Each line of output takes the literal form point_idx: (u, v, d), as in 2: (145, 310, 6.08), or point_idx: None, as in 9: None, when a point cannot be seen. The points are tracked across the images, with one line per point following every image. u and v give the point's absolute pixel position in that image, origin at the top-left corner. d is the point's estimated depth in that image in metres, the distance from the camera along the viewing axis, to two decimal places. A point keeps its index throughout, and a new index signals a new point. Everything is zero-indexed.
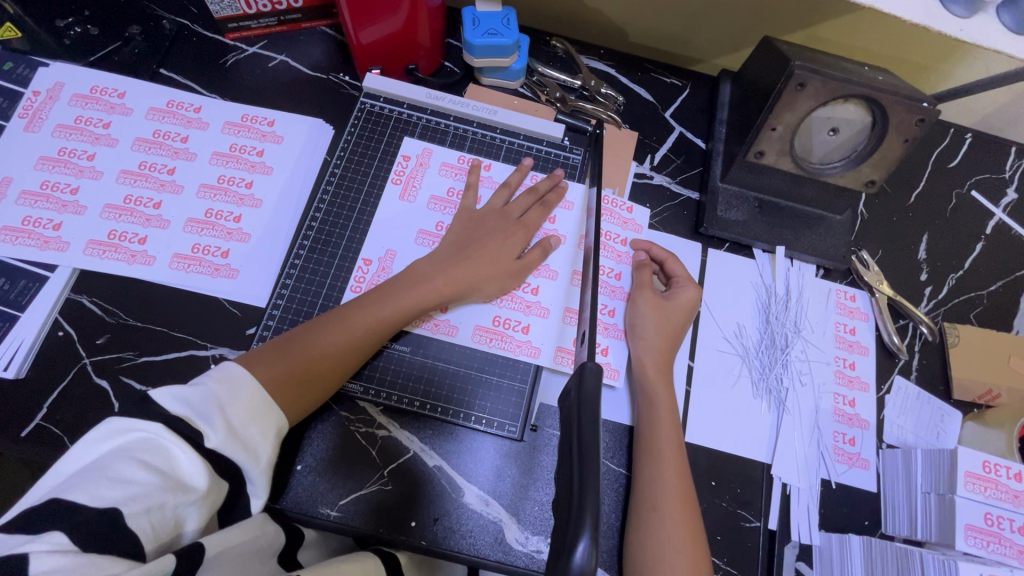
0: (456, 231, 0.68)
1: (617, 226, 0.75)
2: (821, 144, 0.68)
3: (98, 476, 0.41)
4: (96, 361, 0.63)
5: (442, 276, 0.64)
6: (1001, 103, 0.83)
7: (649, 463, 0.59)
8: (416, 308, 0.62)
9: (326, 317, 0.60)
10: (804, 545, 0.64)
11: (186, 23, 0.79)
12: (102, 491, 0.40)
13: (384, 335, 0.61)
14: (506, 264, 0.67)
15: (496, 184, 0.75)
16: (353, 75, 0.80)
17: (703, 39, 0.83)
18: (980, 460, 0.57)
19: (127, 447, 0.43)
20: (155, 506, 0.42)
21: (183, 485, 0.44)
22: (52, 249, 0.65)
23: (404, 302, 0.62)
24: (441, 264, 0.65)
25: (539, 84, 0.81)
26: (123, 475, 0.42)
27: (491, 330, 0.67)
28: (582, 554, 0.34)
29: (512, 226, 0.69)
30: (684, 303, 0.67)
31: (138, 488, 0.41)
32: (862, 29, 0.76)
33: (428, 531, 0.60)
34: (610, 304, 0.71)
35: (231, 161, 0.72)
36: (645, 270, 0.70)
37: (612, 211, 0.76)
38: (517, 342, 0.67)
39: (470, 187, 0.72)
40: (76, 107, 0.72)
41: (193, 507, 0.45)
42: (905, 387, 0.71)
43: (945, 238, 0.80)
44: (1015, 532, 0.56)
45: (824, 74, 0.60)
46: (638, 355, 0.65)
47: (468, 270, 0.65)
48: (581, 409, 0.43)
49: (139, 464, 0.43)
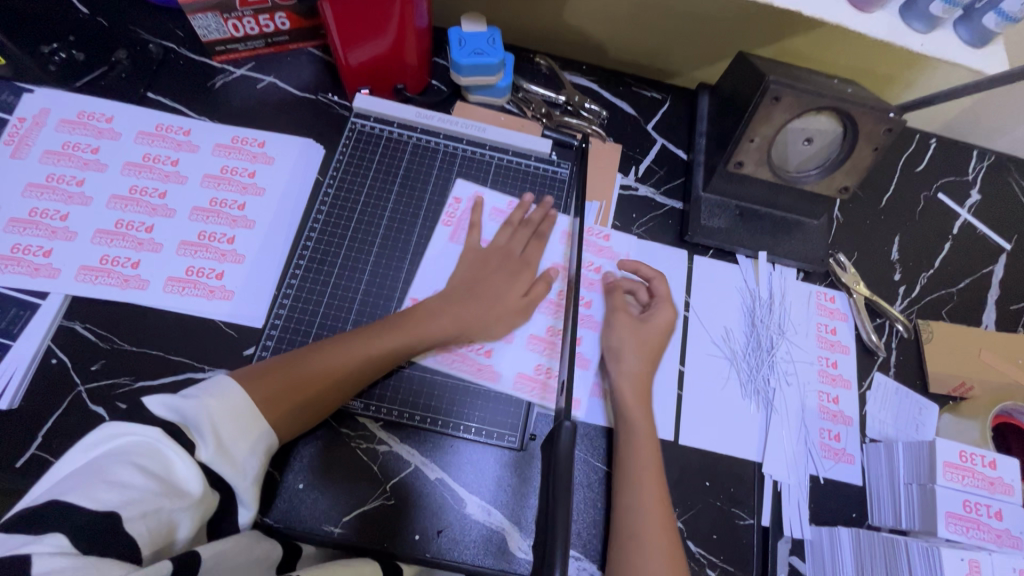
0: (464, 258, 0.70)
1: (592, 254, 0.77)
2: (796, 152, 0.72)
3: (97, 480, 0.42)
4: (91, 387, 0.62)
5: (449, 315, 0.65)
6: (960, 110, 0.88)
7: (629, 491, 0.60)
8: (417, 342, 0.63)
9: (335, 339, 0.62)
10: (796, 540, 0.66)
11: (173, 47, 0.80)
12: (101, 494, 0.41)
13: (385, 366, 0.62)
14: (504, 283, 0.69)
15: (500, 215, 0.76)
16: (342, 95, 0.81)
17: (681, 54, 0.86)
18: (957, 449, 0.60)
19: (125, 451, 0.44)
20: (152, 511, 0.42)
21: (178, 490, 0.44)
22: (43, 276, 0.65)
23: (409, 337, 0.63)
24: (451, 300, 0.66)
25: (524, 100, 0.83)
26: (121, 478, 0.42)
27: (456, 354, 0.68)
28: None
29: (513, 254, 0.71)
30: (661, 323, 0.68)
31: (135, 492, 0.42)
32: (831, 44, 0.80)
33: (432, 544, 0.61)
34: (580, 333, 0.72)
35: (223, 182, 0.73)
36: (617, 294, 0.72)
37: (589, 240, 0.77)
38: (477, 364, 0.68)
39: (475, 226, 0.73)
40: (63, 132, 0.72)
41: (187, 513, 0.45)
42: (885, 382, 0.75)
43: (916, 239, 0.84)
44: (992, 517, 0.59)
45: (797, 88, 0.63)
46: (618, 380, 0.66)
47: (474, 308, 0.66)
48: (556, 476, 0.43)
49: (136, 468, 0.43)
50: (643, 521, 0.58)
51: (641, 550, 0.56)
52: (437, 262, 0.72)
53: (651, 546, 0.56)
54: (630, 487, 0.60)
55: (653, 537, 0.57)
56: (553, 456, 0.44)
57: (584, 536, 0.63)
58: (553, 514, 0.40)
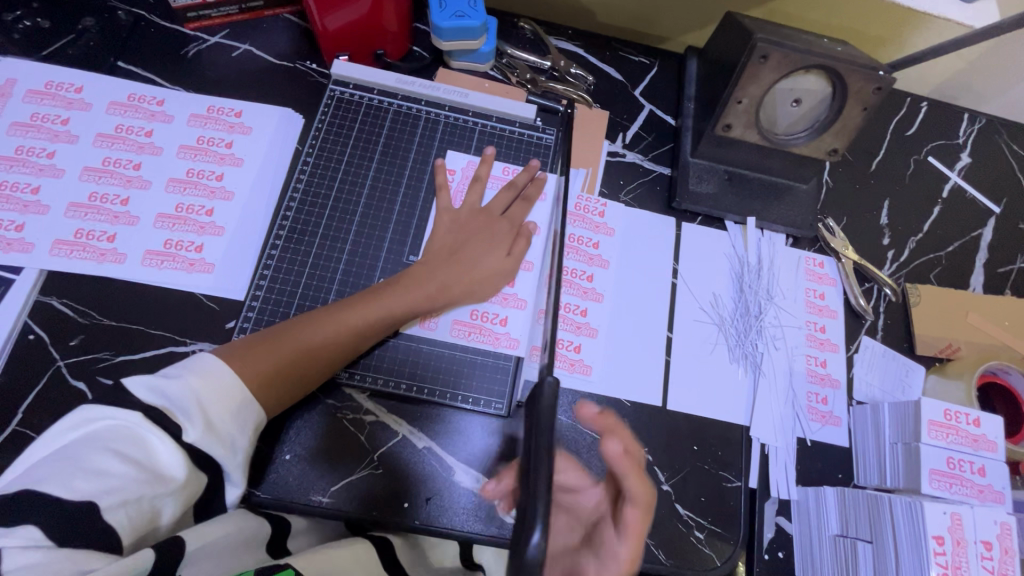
0: (445, 227, 0.69)
1: (588, 231, 0.75)
2: (785, 115, 0.70)
3: (75, 468, 0.42)
4: (72, 362, 0.61)
5: (434, 283, 0.64)
6: (953, 71, 0.86)
7: None
8: (405, 311, 0.63)
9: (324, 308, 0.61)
10: (783, 500, 0.67)
11: (143, 14, 0.77)
12: (78, 483, 0.41)
13: (373, 335, 0.61)
14: (494, 261, 0.67)
15: (467, 180, 0.74)
16: (320, 62, 0.79)
17: (668, 18, 0.84)
18: (942, 409, 0.60)
19: (105, 437, 0.44)
20: (132, 499, 0.43)
21: (161, 476, 0.45)
22: (17, 251, 0.64)
23: (394, 305, 0.62)
24: (435, 267, 0.65)
25: (508, 66, 0.81)
26: (100, 467, 0.43)
27: (470, 324, 0.68)
28: (536, 544, 0.36)
29: (497, 223, 0.70)
30: None
31: (115, 481, 0.42)
32: (820, 4, 0.78)
33: (421, 511, 0.61)
34: (583, 305, 0.71)
35: (200, 153, 0.71)
36: None
37: (584, 216, 0.76)
38: (495, 334, 0.68)
39: (444, 187, 0.71)
40: (31, 103, 0.70)
41: (171, 499, 0.45)
42: (872, 346, 0.75)
43: (906, 202, 0.84)
44: (975, 473, 0.59)
45: (784, 46, 0.62)
46: None
47: (461, 275, 0.66)
48: (539, 429, 0.43)
49: (116, 456, 0.44)
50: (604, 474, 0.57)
51: None
52: (419, 231, 0.71)
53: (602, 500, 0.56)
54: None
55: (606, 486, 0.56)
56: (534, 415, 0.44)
57: None
58: (535, 468, 0.40)
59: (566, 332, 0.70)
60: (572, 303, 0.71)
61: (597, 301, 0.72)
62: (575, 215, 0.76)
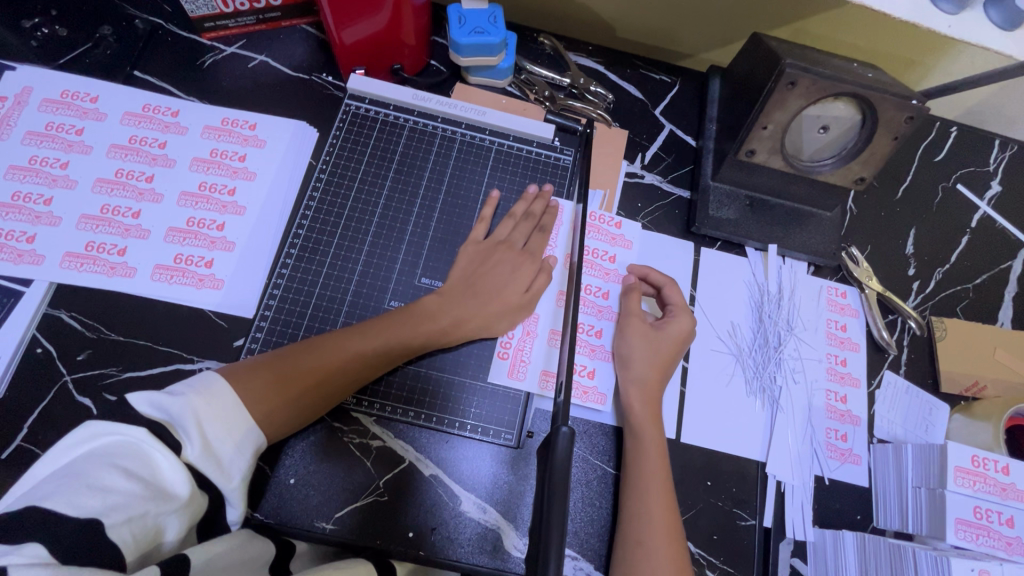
0: (463, 261, 0.67)
1: (605, 243, 0.74)
2: (810, 141, 0.68)
3: (78, 485, 0.39)
4: (78, 378, 0.61)
5: (449, 317, 0.63)
6: (984, 96, 0.83)
7: (635, 497, 0.58)
8: (418, 343, 0.62)
9: (334, 335, 0.60)
10: (799, 541, 0.65)
11: (161, 23, 0.76)
12: (82, 500, 0.39)
13: (383, 367, 0.61)
14: (511, 293, 0.66)
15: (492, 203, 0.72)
16: (336, 75, 0.77)
17: (692, 36, 0.82)
18: (970, 454, 0.58)
19: (109, 453, 0.42)
20: (137, 516, 0.41)
21: (164, 493, 0.43)
22: (27, 262, 0.63)
23: (406, 336, 0.61)
24: (449, 300, 0.64)
25: (526, 83, 0.80)
26: (106, 484, 0.40)
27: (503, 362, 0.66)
28: None
29: (520, 256, 0.68)
30: (675, 334, 0.65)
31: (120, 498, 0.40)
32: (851, 26, 0.76)
33: (426, 541, 0.60)
34: (598, 325, 0.70)
35: (213, 166, 0.70)
36: (633, 296, 0.68)
37: (600, 228, 0.74)
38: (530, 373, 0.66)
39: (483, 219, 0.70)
40: (46, 112, 0.69)
41: (175, 516, 0.43)
42: (895, 382, 0.72)
43: (932, 232, 0.81)
44: (1004, 524, 0.57)
45: (814, 72, 0.59)
46: (624, 385, 0.64)
47: (476, 308, 0.64)
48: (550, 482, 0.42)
49: (121, 472, 0.41)
50: (646, 528, 0.56)
51: (646, 557, 0.54)
52: (433, 253, 0.70)
53: (656, 557, 0.54)
54: (634, 357, 0.65)
55: (655, 544, 0.55)
56: (548, 465, 0.43)
57: (581, 535, 0.62)
58: (546, 516, 0.39)
59: (580, 356, 0.68)
60: (587, 323, 0.70)
61: (613, 322, 0.70)
62: (591, 226, 0.74)
